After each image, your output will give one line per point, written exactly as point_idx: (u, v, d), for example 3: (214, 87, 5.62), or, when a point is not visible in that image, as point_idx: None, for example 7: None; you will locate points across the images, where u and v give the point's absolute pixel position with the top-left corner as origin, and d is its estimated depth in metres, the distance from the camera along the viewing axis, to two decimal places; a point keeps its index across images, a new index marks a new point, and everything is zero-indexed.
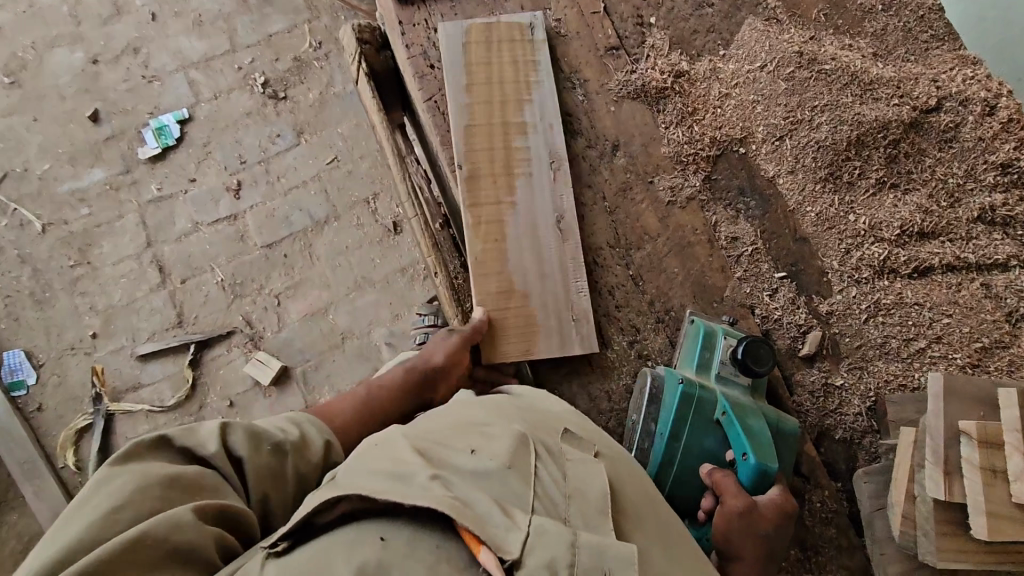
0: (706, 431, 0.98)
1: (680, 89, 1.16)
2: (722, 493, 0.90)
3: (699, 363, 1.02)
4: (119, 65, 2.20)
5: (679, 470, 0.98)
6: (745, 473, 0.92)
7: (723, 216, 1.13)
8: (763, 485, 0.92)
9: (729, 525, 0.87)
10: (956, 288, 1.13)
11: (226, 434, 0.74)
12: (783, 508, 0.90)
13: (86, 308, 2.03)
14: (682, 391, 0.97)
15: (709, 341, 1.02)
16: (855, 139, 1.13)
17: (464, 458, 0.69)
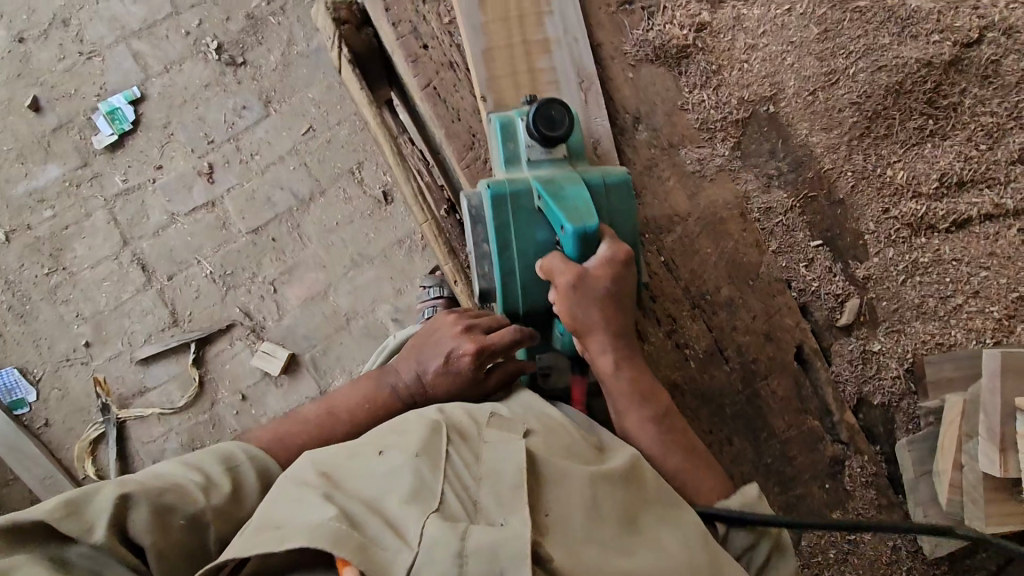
0: (532, 225, 0.88)
1: (702, 44, 1.04)
2: (552, 277, 0.83)
3: (506, 158, 0.91)
4: (50, 42, 1.95)
5: (523, 275, 0.89)
6: (566, 244, 0.84)
7: (754, 185, 1.06)
8: (590, 249, 0.84)
9: (566, 302, 0.83)
10: (993, 238, 1.08)
11: (123, 517, 0.64)
12: (608, 259, 0.83)
13: (73, 316, 1.93)
14: (490, 199, 0.87)
15: (509, 130, 0.92)
16: (893, 86, 1.06)
17: (372, 463, 0.69)
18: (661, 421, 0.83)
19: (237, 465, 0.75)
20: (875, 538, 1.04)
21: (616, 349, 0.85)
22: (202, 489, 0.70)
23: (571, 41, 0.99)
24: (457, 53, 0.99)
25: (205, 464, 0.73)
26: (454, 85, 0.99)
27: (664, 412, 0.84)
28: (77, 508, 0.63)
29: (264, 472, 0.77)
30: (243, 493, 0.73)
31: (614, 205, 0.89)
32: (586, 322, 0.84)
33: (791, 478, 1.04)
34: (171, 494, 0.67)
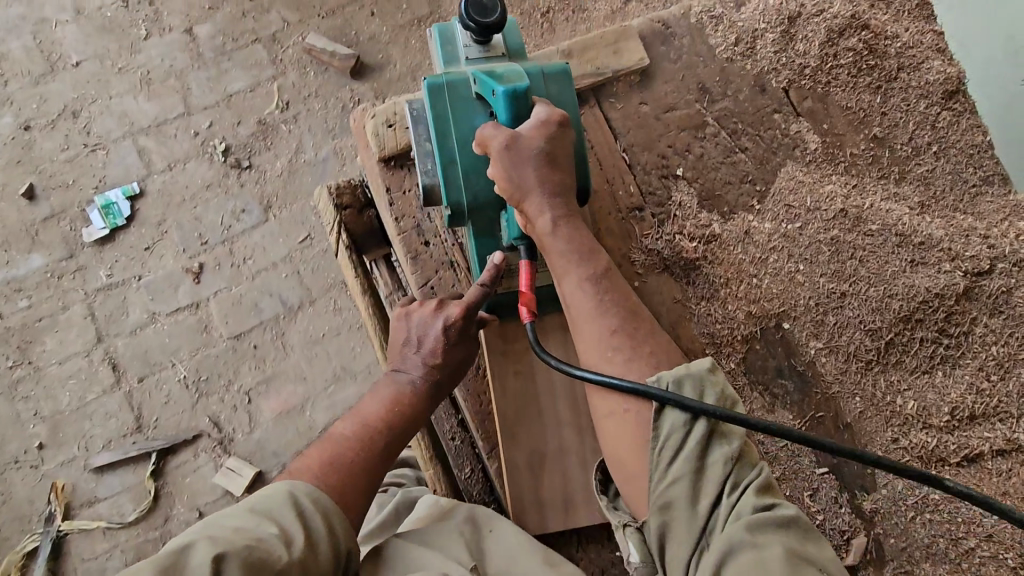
0: (472, 114, 0.86)
1: (711, 257, 1.02)
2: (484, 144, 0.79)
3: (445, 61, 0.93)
4: (56, 131, 1.94)
5: (464, 163, 0.84)
6: (500, 109, 0.81)
7: (759, 404, 1.01)
8: (525, 111, 0.81)
9: (500, 165, 0.79)
10: (1007, 476, 1.03)
11: (217, 571, 0.61)
12: (543, 119, 0.80)
13: (31, 414, 1.81)
14: (428, 87, 0.84)
15: (448, 37, 0.94)
16: (905, 313, 1.03)
17: None
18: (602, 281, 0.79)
19: (306, 513, 0.71)
20: None
21: (556, 210, 0.80)
22: (282, 541, 0.67)
23: None
24: (460, 252, 0.95)
25: (282, 518, 0.70)
26: (453, 285, 0.94)
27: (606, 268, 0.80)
28: (171, 571, 0.61)
29: (331, 509, 0.73)
30: (316, 543, 0.69)
31: (552, 92, 0.88)
32: (522, 186, 0.79)
33: None
34: (257, 553, 0.65)
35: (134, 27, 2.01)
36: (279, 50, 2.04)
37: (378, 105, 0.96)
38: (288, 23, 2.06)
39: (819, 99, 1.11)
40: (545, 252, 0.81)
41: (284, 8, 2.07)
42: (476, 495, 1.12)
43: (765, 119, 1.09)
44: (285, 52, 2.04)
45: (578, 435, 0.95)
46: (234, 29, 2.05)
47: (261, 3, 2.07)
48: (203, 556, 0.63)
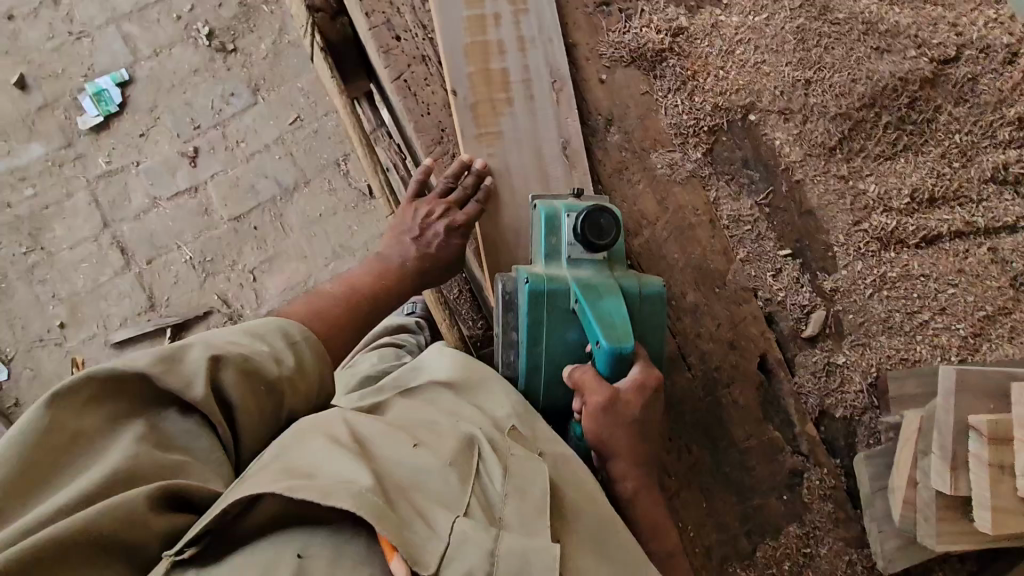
0: (564, 326, 0.87)
1: (678, 49, 1.04)
2: (583, 394, 0.81)
3: (546, 251, 0.89)
4: (40, 20, 1.94)
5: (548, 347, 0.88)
6: (598, 360, 0.81)
7: (724, 193, 1.06)
8: (622, 368, 0.82)
9: (596, 422, 0.80)
10: (962, 256, 1.09)
11: (214, 373, 0.67)
12: (642, 383, 0.81)
13: (49, 296, 1.91)
14: (528, 295, 0.85)
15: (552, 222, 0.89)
16: (868, 99, 1.06)
17: (405, 452, 0.69)
18: (632, 438, 0.82)
19: (295, 340, 0.76)
20: (832, 552, 1.02)
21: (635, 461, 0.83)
22: (273, 358, 0.72)
23: (546, 40, 0.99)
24: (430, 47, 0.98)
25: (274, 341, 0.74)
26: (426, 79, 0.98)
27: (646, 396, 0.81)
28: (172, 364, 0.65)
29: (318, 346, 0.78)
30: (304, 367, 0.75)
31: (649, 318, 0.88)
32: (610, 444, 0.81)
33: (749, 487, 1.03)
34: (252, 365, 0.70)
35: None
36: None
37: None
38: None
39: None
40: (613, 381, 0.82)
41: None
42: (465, 314, 1.26)
43: None
44: None
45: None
46: None
47: None
48: (199, 357, 0.67)
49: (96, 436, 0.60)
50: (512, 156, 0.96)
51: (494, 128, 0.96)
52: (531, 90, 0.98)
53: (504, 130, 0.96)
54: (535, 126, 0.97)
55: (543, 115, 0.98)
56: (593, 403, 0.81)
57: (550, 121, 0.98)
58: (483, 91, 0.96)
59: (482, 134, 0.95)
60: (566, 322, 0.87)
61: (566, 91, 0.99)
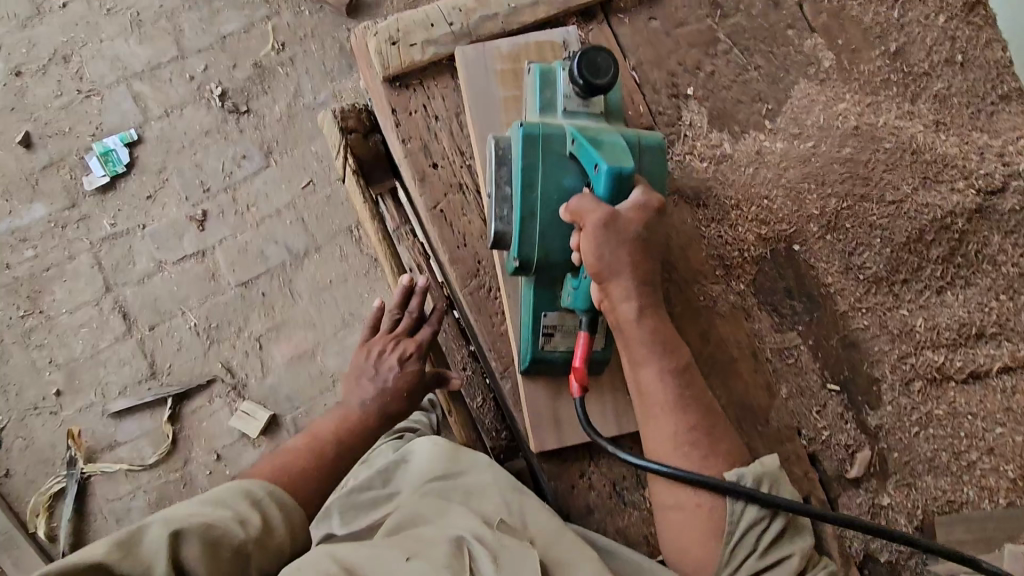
0: (562, 171, 0.82)
1: (722, 177, 1.00)
2: (581, 218, 0.76)
3: (542, 105, 0.86)
4: (48, 77, 1.89)
5: (544, 218, 0.82)
6: (598, 183, 0.77)
7: (767, 325, 1.01)
8: (622, 192, 0.78)
9: (594, 242, 0.76)
10: (1011, 393, 1.04)
11: (178, 548, 0.66)
12: (643, 204, 0.77)
13: (46, 362, 1.84)
14: (522, 136, 0.81)
15: (547, 79, 0.87)
16: (915, 231, 1.02)
17: (398, 564, 0.68)
18: (634, 254, 0.77)
19: (258, 498, 0.78)
20: None
21: (641, 296, 0.79)
22: (238, 521, 0.73)
23: None
24: (468, 173, 0.93)
25: (239, 507, 0.75)
26: (462, 207, 0.93)
27: (649, 213, 0.77)
28: (130, 548, 0.65)
29: (286, 499, 0.81)
30: (272, 523, 0.76)
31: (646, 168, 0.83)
32: (613, 266, 0.77)
33: None
34: (217, 530, 0.70)
35: None
36: None
37: (379, 22, 0.93)
38: None
39: (834, 15, 1.08)
40: (622, 340, 0.81)
41: None
42: (488, 424, 1.17)
43: (779, 35, 1.05)
44: None
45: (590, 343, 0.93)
46: None
47: None
48: (161, 530, 0.67)
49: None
50: None
51: None
52: None
53: None
54: None
55: None
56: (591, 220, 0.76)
57: None
58: None
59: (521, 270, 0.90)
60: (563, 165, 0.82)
61: None
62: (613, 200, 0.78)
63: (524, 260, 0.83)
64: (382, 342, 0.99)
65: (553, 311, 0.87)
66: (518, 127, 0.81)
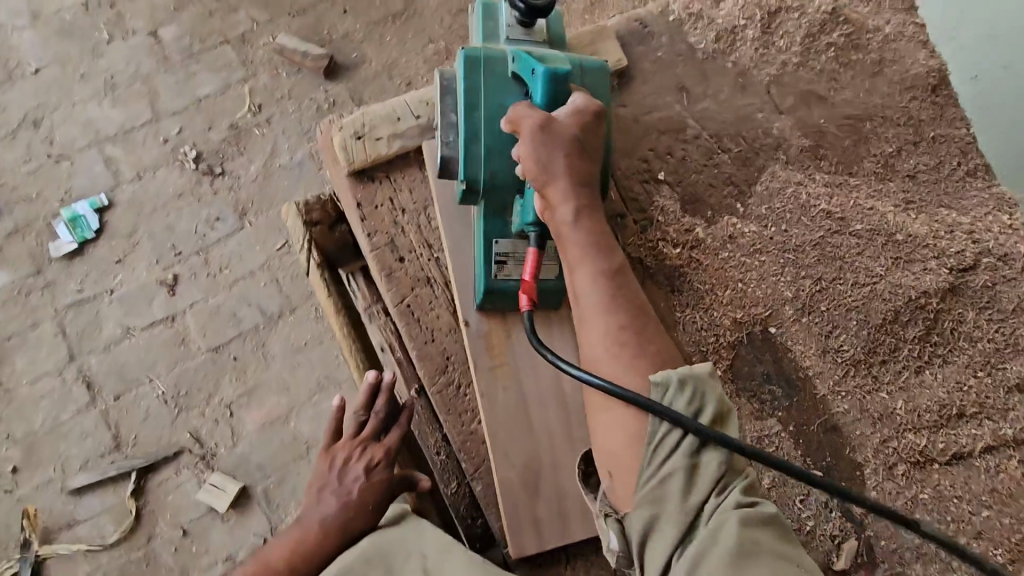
0: (505, 90, 0.81)
1: (697, 261, 0.99)
2: (519, 119, 0.75)
3: (484, 35, 0.88)
4: (17, 142, 1.86)
5: (488, 140, 0.80)
6: (536, 89, 0.77)
7: (746, 411, 0.99)
8: (562, 98, 0.77)
9: (529, 145, 0.74)
10: (995, 473, 1.03)
11: None
12: (580, 106, 0.76)
13: (3, 436, 1.75)
14: (463, 58, 0.80)
15: (490, 12, 0.90)
16: (891, 313, 1.01)
17: None
18: (571, 156, 0.74)
19: None
20: None
21: (578, 199, 0.74)
22: None
23: None
24: (436, 267, 0.91)
25: None
26: (430, 302, 0.90)
27: (586, 116, 0.75)
28: None
29: None
30: None
31: (589, 87, 0.83)
32: (549, 168, 0.74)
33: None
34: None
35: (96, 31, 1.94)
36: (249, 51, 1.98)
37: (345, 116, 0.91)
38: (257, 22, 2.00)
39: (801, 96, 1.09)
40: (561, 245, 0.75)
41: (252, 7, 2.00)
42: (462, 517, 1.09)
43: (747, 118, 1.06)
44: (256, 54, 1.98)
45: (569, 450, 0.88)
46: (201, 31, 1.98)
47: (228, 2, 2.00)
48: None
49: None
50: (528, 387, 0.88)
51: (507, 361, 0.88)
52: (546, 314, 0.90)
53: (517, 361, 0.88)
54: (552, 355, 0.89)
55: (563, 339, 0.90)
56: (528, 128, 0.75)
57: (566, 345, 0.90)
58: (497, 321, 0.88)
59: (494, 367, 0.87)
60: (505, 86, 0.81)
61: None
62: (551, 108, 0.78)
63: (470, 182, 0.81)
64: (348, 450, 0.92)
65: (505, 238, 0.83)
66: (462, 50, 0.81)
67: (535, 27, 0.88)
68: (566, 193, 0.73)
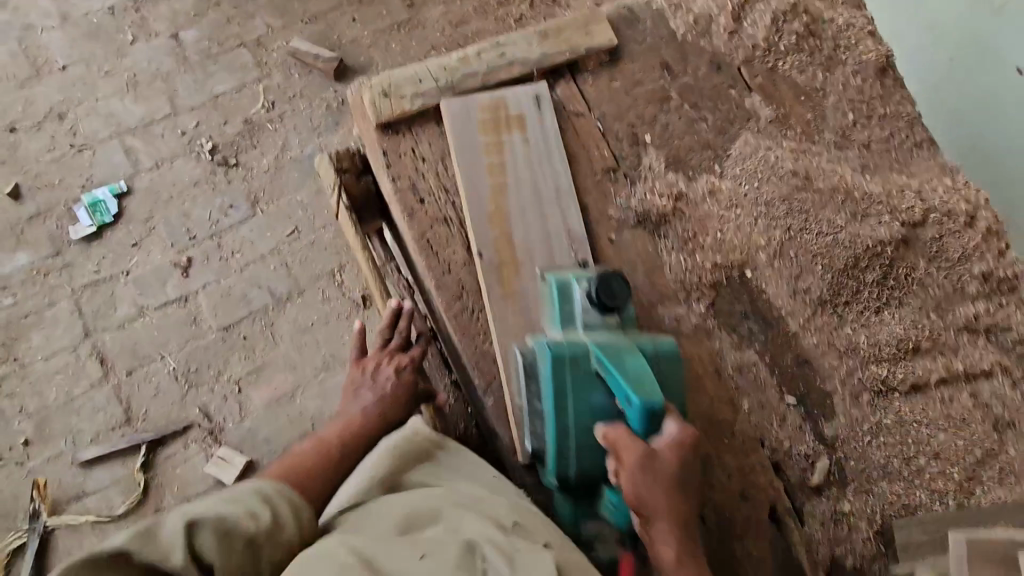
0: (590, 388, 0.87)
1: (681, 212, 1.12)
2: (618, 453, 0.83)
3: (562, 320, 0.92)
4: (42, 132, 1.97)
5: (573, 380, 0.87)
6: (631, 416, 0.83)
7: (728, 344, 1.10)
8: (656, 424, 0.83)
9: (631, 478, 0.82)
10: (948, 401, 1.16)
11: (192, 539, 0.77)
12: (678, 438, 0.82)
13: (16, 411, 1.81)
14: (551, 362, 0.86)
15: (564, 295, 0.93)
16: (853, 259, 1.14)
17: (411, 562, 0.77)
18: (669, 494, 0.83)
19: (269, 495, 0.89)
20: None
21: (669, 489, 0.83)
22: (248, 516, 0.83)
23: (561, 200, 1.05)
24: (452, 209, 1.03)
25: (251, 502, 0.86)
26: (447, 239, 1.02)
27: (681, 449, 0.82)
28: (151, 537, 0.76)
29: (294, 499, 0.90)
30: (280, 519, 0.86)
31: (664, 374, 0.89)
32: (647, 457, 0.81)
33: None
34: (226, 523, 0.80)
35: (120, 33, 2.07)
36: (264, 54, 2.13)
37: (374, 78, 1.05)
38: (273, 28, 2.15)
39: (768, 77, 1.23)
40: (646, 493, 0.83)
41: (268, 14, 2.16)
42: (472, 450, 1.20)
43: (722, 93, 1.20)
44: (270, 56, 2.13)
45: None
46: (219, 34, 2.12)
47: (245, 9, 2.15)
48: (175, 525, 0.78)
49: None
50: (534, 312, 0.99)
51: (515, 289, 0.99)
52: (548, 248, 1.02)
53: (524, 289, 0.99)
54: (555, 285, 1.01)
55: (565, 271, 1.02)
56: (629, 459, 0.82)
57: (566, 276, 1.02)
58: (506, 253, 1.00)
59: (504, 294, 0.99)
60: (591, 384, 0.88)
61: (581, 248, 1.04)
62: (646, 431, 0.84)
63: (562, 470, 0.90)
64: (377, 358, 1.15)
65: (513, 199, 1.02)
66: (547, 349, 0.88)
67: (610, 312, 0.90)
68: (668, 537, 0.82)
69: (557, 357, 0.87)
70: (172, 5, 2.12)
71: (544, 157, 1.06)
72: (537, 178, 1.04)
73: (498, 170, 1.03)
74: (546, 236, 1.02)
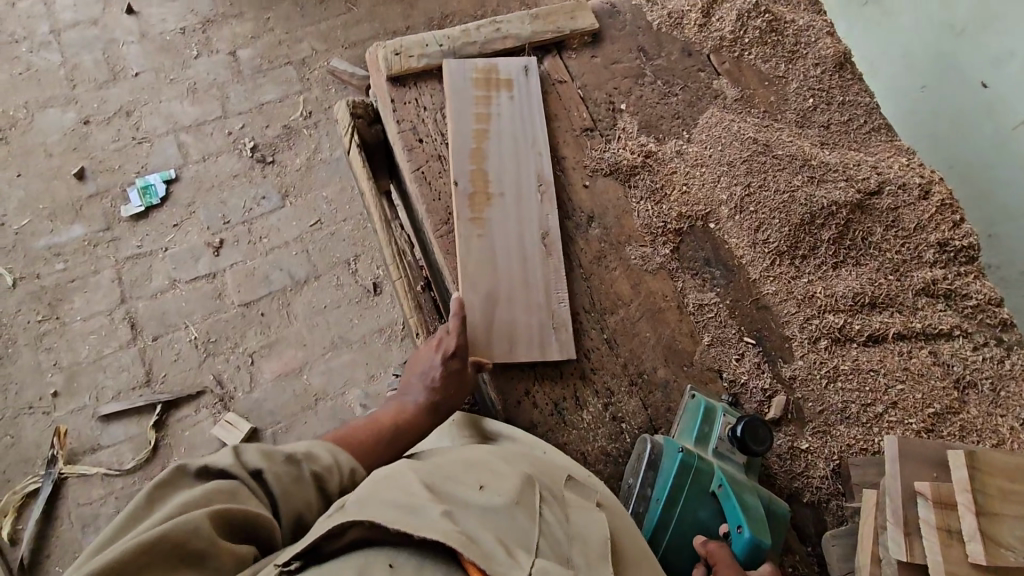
0: (702, 504, 1.02)
1: (649, 167, 1.27)
2: (717, 561, 0.94)
3: (697, 435, 1.07)
4: (110, 127, 2.26)
5: (687, 495, 1.01)
6: (737, 544, 0.97)
7: (690, 284, 1.21)
8: (755, 560, 0.97)
9: None
10: (907, 355, 1.20)
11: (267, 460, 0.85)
12: None
13: (50, 365, 1.97)
14: (681, 461, 1.01)
15: (707, 415, 1.08)
16: (809, 216, 1.24)
17: (473, 492, 0.75)
18: None
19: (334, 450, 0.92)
20: None
21: None
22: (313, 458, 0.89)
23: (534, 149, 1.22)
24: (446, 149, 1.20)
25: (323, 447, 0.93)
26: (439, 173, 1.18)
27: None
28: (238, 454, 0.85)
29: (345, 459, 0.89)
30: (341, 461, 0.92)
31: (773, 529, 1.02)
32: None
33: None
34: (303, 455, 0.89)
35: (187, 48, 2.40)
36: (306, 71, 2.42)
37: (388, 42, 1.26)
38: (317, 51, 2.45)
39: (735, 63, 1.41)
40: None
41: (313, 38, 2.46)
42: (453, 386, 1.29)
43: (692, 74, 1.38)
44: (311, 73, 2.42)
45: (528, 286, 1.12)
46: (270, 54, 2.43)
47: (294, 34, 2.46)
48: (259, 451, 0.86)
49: (214, 499, 0.75)
50: (498, 237, 1.14)
51: (484, 215, 1.15)
52: (517, 186, 1.18)
53: (493, 217, 1.15)
54: (519, 218, 1.16)
55: (529, 207, 1.17)
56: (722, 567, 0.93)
57: (531, 211, 1.17)
58: (479, 184, 1.16)
59: (475, 217, 1.14)
60: (707, 502, 1.02)
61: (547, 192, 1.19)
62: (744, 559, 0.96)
63: (671, 501, 1.00)
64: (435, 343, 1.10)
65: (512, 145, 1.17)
66: (685, 450, 1.02)
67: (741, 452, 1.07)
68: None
69: (685, 462, 1.01)
70: (232, 28, 2.44)
71: (524, 113, 1.24)
72: (515, 130, 1.22)
73: (482, 118, 1.21)
74: (516, 176, 1.19)
